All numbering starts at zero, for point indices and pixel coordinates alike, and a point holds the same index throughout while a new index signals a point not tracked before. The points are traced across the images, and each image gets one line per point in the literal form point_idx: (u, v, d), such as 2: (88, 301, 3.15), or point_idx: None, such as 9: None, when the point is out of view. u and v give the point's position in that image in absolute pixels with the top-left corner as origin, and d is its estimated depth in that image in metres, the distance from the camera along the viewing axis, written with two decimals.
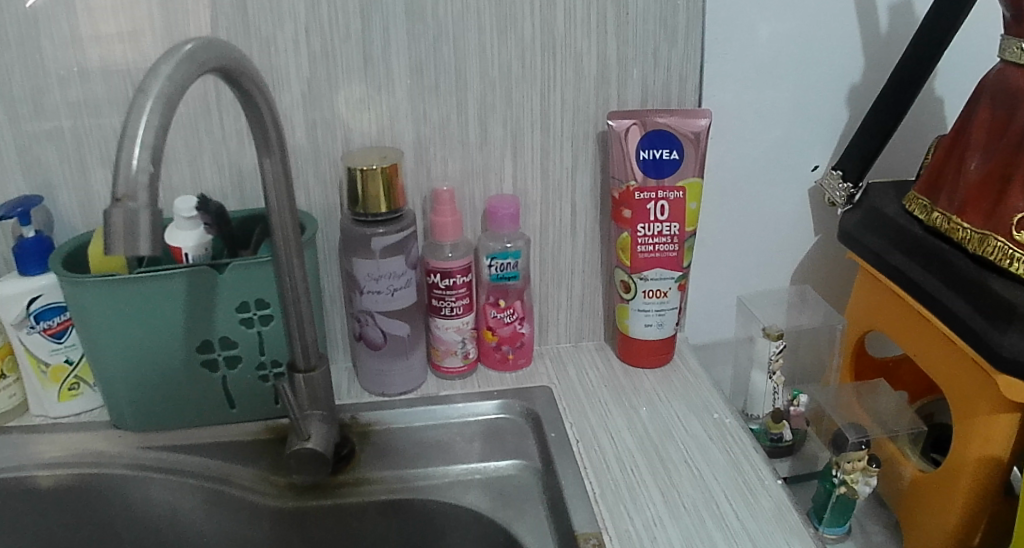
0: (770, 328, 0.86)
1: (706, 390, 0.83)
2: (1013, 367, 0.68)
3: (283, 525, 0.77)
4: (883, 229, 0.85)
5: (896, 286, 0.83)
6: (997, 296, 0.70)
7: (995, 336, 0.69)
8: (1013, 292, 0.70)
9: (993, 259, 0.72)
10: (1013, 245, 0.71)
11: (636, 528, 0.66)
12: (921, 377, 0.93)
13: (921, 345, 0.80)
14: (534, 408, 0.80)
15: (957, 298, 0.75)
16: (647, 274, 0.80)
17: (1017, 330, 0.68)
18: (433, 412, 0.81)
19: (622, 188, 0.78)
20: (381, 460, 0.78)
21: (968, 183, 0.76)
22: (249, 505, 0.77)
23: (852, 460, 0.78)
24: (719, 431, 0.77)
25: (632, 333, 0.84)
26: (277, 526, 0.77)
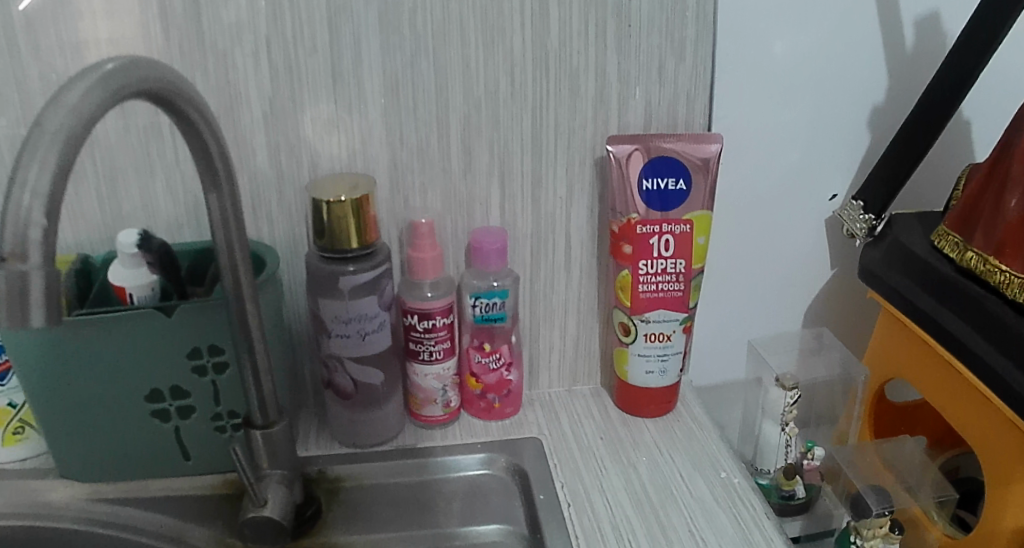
0: (784, 378, 0.77)
1: (715, 445, 0.72)
2: None
3: None
4: (910, 268, 0.77)
5: (921, 332, 0.75)
6: None
7: None
8: None
9: None
10: None
11: None
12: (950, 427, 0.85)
13: (953, 398, 0.72)
14: (522, 465, 0.69)
15: (998, 353, 0.66)
16: (649, 315, 0.71)
17: None
18: (409, 469, 0.70)
19: (622, 221, 0.70)
20: (350, 523, 0.68)
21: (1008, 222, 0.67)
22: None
23: (871, 526, 0.70)
24: (727, 494, 0.67)
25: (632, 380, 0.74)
26: None
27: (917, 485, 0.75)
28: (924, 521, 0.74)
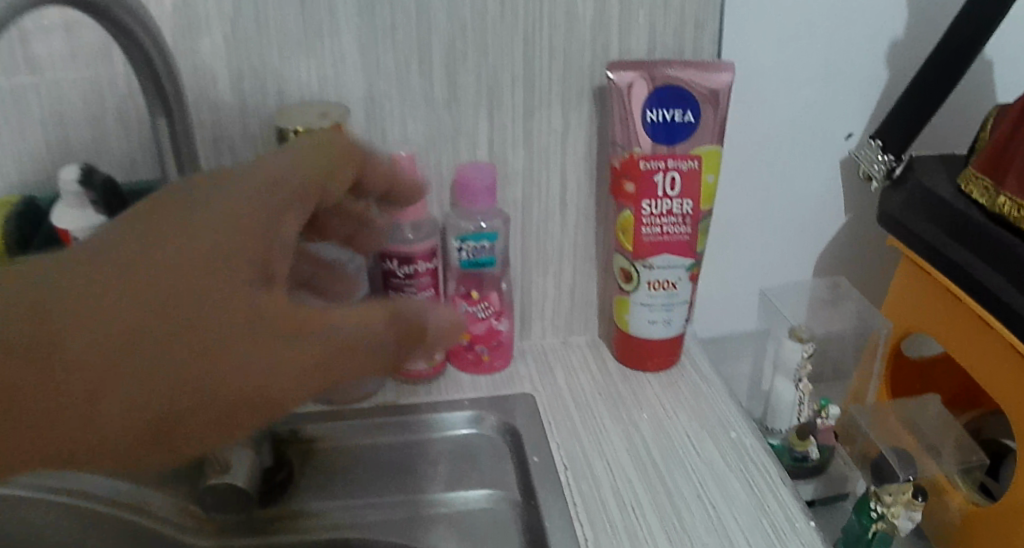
0: (799, 329, 0.70)
1: (724, 402, 0.66)
2: None
3: None
4: (936, 212, 0.68)
5: (947, 281, 0.68)
6: None
7: None
8: None
9: None
10: None
11: None
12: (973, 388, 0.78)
13: (983, 355, 0.65)
14: (512, 423, 0.63)
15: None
16: (654, 261, 0.64)
17: None
18: (389, 427, 0.64)
19: (625, 156, 0.63)
20: (326, 488, 0.62)
21: None
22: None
23: (893, 491, 0.62)
24: (738, 457, 0.61)
25: (632, 330, 0.66)
26: None
27: (938, 451, 0.69)
28: (946, 488, 0.67)
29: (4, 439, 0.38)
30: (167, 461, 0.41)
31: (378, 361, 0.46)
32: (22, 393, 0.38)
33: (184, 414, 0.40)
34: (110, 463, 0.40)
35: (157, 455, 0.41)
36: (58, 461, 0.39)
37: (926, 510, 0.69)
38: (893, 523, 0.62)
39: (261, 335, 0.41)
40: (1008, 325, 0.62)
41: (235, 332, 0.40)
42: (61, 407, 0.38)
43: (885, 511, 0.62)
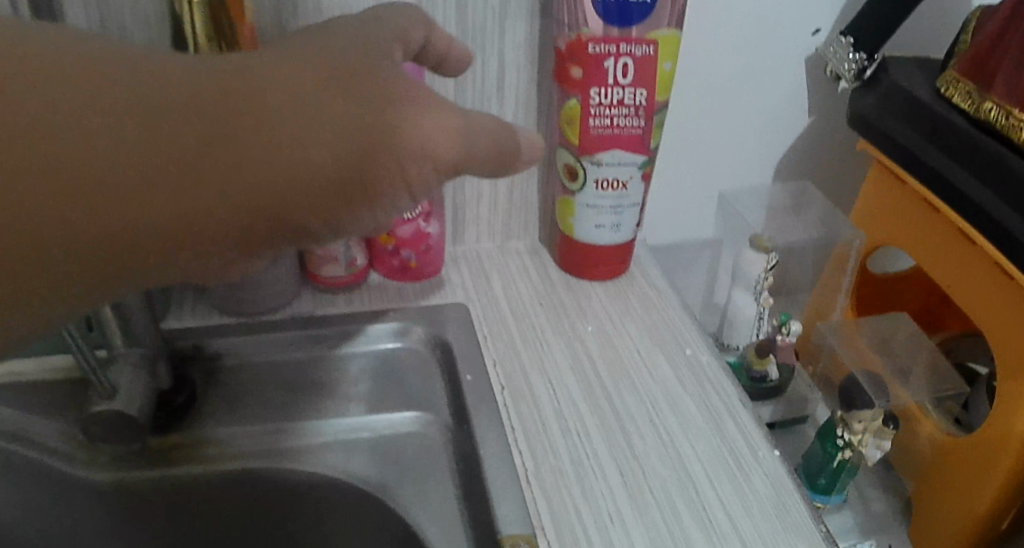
0: (760, 237, 0.62)
1: (677, 313, 0.59)
2: None
3: (107, 510, 0.52)
4: (914, 113, 0.62)
5: (923, 190, 0.62)
6: None
7: None
8: None
9: None
10: None
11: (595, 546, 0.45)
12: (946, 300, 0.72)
13: (959, 271, 0.61)
14: (443, 335, 0.55)
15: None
16: (601, 157, 0.56)
17: None
18: (306, 342, 0.55)
19: (572, 38, 0.53)
20: (233, 413, 0.55)
21: None
22: (61, 482, 0.51)
23: (865, 419, 0.56)
24: (693, 375, 0.55)
25: (577, 234, 0.59)
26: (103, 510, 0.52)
27: (907, 374, 0.63)
28: (916, 415, 0.63)
29: (101, 197, 0.30)
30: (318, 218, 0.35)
31: (504, 162, 0.41)
32: (166, 112, 0.31)
33: (365, 158, 0.35)
34: (268, 218, 0.33)
35: (310, 201, 0.34)
36: (221, 225, 0.32)
37: (894, 439, 0.65)
38: (860, 451, 0.57)
39: (407, 99, 0.37)
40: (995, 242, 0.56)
41: (393, 92, 0.36)
42: (239, 134, 0.32)
43: (852, 439, 0.56)
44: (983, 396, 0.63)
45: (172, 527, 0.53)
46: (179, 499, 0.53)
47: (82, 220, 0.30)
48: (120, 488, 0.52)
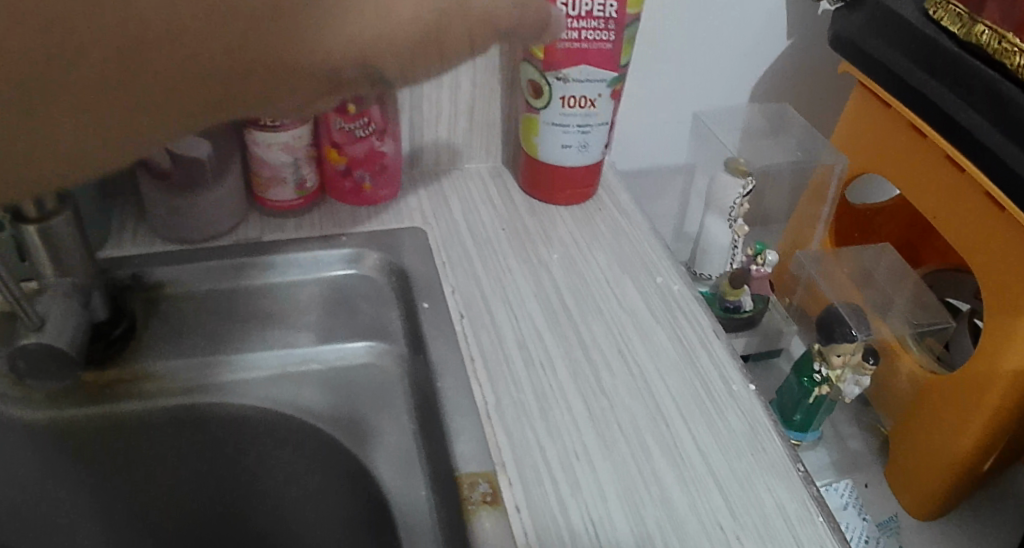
0: (738, 161, 0.59)
1: (646, 240, 0.56)
2: None
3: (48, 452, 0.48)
4: (898, 34, 0.58)
5: (910, 114, 0.59)
6: None
7: None
8: None
9: None
10: None
11: (558, 488, 0.42)
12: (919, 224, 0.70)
13: (946, 202, 0.58)
14: (399, 262, 0.52)
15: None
16: (568, 73, 0.51)
17: None
18: (247, 268, 0.52)
19: None
20: (174, 343, 0.51)
21: None
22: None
23: (844, 353, 0.53)
24: (664, 303, 0.52)
25: (543, 155, 0.55)
26: (44, 455, 0.48)
27: (889, 306, 0.61)
28: (897, 351, 0.60)
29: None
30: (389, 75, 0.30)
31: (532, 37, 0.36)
32: None
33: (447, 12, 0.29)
34: (341, 73, 0.28)
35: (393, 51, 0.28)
36: (291, 64, 0.26)
37: (875, 373, 0.62)
38: (838, 387, 0.54)
39: None
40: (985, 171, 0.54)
41: None
42: None
43: (831, 375, 0.54)
44: (967, 337, 0.61)
45: (114, 471, 0.49)
46: (120, 437, 0.49)
47: (145, 30, 0.23)
48: (56, 427, 0.48)
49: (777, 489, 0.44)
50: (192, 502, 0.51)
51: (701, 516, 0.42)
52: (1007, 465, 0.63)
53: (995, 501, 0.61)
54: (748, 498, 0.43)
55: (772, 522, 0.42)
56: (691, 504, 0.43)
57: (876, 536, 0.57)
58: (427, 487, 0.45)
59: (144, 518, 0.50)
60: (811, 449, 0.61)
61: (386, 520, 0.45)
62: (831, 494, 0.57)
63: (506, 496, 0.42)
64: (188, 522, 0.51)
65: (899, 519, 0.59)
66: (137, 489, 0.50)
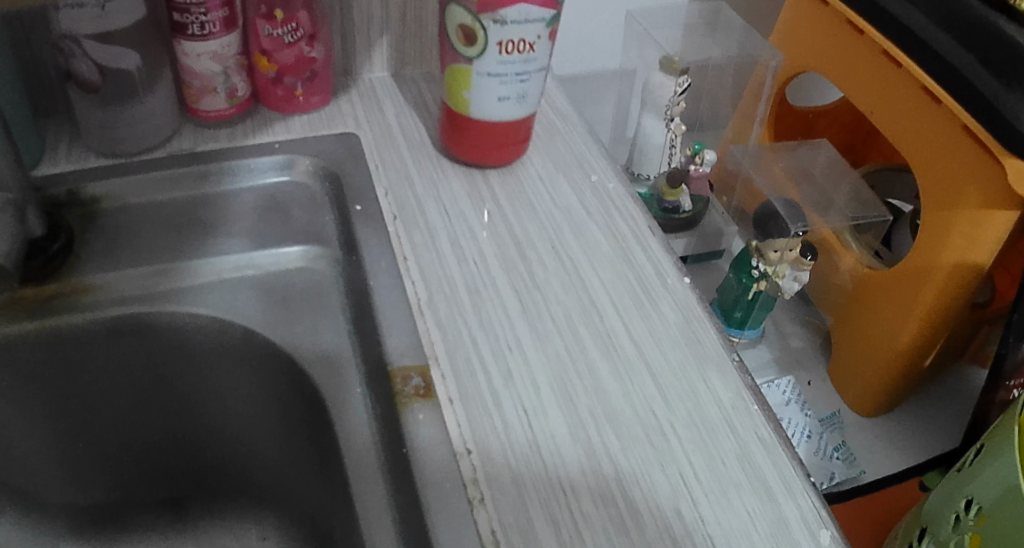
0: (673, 59, 0.62)
1: (581, 140, 0.56)
2: None
3: None
4: None
5: (851, 12, 0.58)
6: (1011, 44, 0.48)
7: (1008, 106, 0.48)
8: None
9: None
10: None
11: (490, 382, 0.42)
12: (857, 128, 0.71)
13: (883, 99, 0.58)
14: (332, 166, 0.53)
15: (976, 63, 0.50)
16: (506, 14, 0.44)
17: None
18: (185, 179, 0.53)
19: None
20: (113, 254, 0.51)
21: None
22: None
23: (780, 248, 0.56)
24: (599, 202, 0.52)
25: (475, 112, 0.49)
26: None
27: (829, 203, 0.62)
28: (836, 248, 0.61)
29: None
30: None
31: None
32: None
33: None
34: None
35: None
36: None
37: (812, 269, 0.63)
38: (776, 283, 0.57)
39: None
40: (924, 63, 0.54)
41: None
42: None
43: (768, 270, 0.56)
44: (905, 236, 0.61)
45: (58, 389, 0.50)
46: (63, 352, 0.49)
47: None
48: None
49: (711, 378, 0.43)
50: (140, 409, 0.53)
51: (635, 403, 0.42)
52: (953, 362, 0.63)
53: (937, 395, 0.62)
54: (681, 385, 0.43)
55: (706, 410, 0.42)
56: (624, 393, 0.42)
57: (819, 431, 0.57)
58: (362, 383, 0.45)
59: (94, 426, 0.53)
60: (753, 348, 0.62)
61: (323, 416, 0.45)
62: (773, 390, 0.58)
63: (439, 388, 0.41)
64: (138, 426, 0.54)
65: (842, 414, 0.60)
66: (79, 414, 0.52)
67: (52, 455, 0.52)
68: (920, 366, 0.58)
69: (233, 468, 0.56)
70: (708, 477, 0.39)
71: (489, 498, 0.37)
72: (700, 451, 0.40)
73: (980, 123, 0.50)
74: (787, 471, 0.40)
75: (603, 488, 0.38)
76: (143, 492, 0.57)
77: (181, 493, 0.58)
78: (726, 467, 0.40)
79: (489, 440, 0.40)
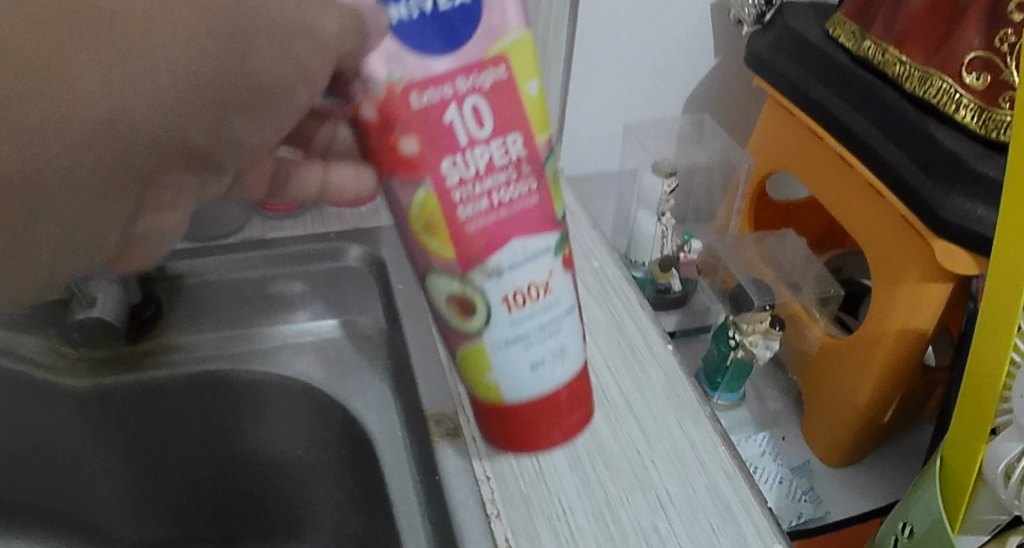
0: (662, 164, 0.74)
1: (587, 232, 0.68)
2: (955, 231, 0.56)
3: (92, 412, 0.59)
4: (802, 54, 0.69)
5: (811, 121, 0.69)
6: (938, 146, 0.57)
7: (934, 194, 0.57)
8: (956, 141, 0.57)
9: (935, 102, 0.59)
10: (959, 87, 0.58)
11: None
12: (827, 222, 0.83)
13: (840, 194, 0.68)
14: (377, 252, 0.64)
15: (909, 161, 0.59)
16: (499, 263, 0.38)
17: (963, 188, 0.55)
18: (252, 261, 0.63)
19: (375, 102, 0.35)
20: (194, 322, 0.62)
21: (912, 11, 0.62)
22: (37, 391, 0.57)
23: (750, 321, 0.66)
24: (598, 283, 0.63)
25: (511, 390, 0.42)
26: (88, 415, 0.59)
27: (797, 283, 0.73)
28: (804, 320, 0.71)
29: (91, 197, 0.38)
30: (207, 139, 0.39)
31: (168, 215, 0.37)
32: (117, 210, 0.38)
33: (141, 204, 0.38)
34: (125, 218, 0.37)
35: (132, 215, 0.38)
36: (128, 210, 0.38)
37: (785, 339, 0.73)
38: (750, 351, 0.65)
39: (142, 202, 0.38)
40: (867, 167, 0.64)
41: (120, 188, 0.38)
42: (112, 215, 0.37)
43: (743, 340, 0.66)
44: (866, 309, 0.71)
45: (143, 429, 0.61)
46: (150, 400, 0.60)
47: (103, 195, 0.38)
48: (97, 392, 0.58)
49: (687, 425, 0.53)
50: (209, 455, 0.63)
51: (622, 443, 0.51)
52: (918, 416, 0.72)
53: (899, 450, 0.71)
54: (662, 431, 0.52)
55: (681, 450, 0.51)
56: (614, 435, 0.52)
57: (791, 478, 0.65)
58: (402, 427, 0.55)
59: (168, 466, 0.63)
60: (735, 410, 0.71)
61: (372, 456, 0.55)
62: (749, 443, 0.67)
63: (465, 428, 0.51)
64: (206, 470, 0.63)
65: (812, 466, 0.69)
66: (159, 453, 0.62)
67: (135, 486, 0.63)
68: (879, 422, 0.67)
69: (280, 513, 0.65)
70: (681, 501, 0.48)
71: (503, 513, 0.47)
72: (676, 481, 0.49)
73: (910, 212, 0.60)
74: (748, 498, 0.49)
75: (595, 508, 0.47)
76: (199, 532, 0.66)
77: (228, 532, 0.66)
78: (696, 494, 0.49)
79: (505, 469, 0.49)
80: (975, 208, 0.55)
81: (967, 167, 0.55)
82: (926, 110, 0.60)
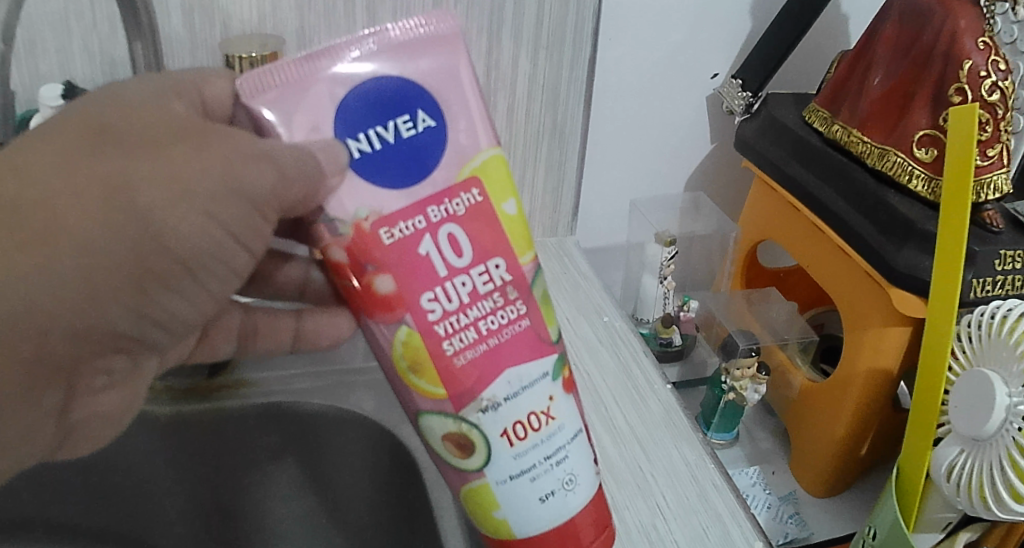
0: (663, 234, 0.85)
1: (598, 293, 0.79)
2: (910, 281, 0.67)
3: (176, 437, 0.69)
4: (781, 138, 0.81)
5: (790, 195, 0.81)
6: (894, 211, 0.69)
7: (891, 251, 0.68)
8: (909, 208, 0.68)
9: (891, 174, 0.70)
10: (913, 162, 0.69)
11: None
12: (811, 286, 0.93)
13: (816, 256, 0.79)
14: None
15: (870, 225, 0.71)
16: (493, 395, 0.45)
17: (915, 244, 0.67)
18: None
19: (353, 242, 0.44)
20: (261, 365, 0.73)
21: (870, 100, 0.73)
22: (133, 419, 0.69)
23: (742, 367, 0.75)
24: (609, 335, 0.74)
25: (521, 526, 0.46)
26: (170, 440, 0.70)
27: (783, 335, 0.83)
28: (789, 368, 0.81)
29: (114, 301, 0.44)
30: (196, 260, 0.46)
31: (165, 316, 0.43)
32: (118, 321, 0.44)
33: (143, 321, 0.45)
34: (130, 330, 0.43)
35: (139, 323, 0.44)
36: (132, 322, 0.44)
37: (773, 385, 0.83)
38: (742, 394, 0.75)
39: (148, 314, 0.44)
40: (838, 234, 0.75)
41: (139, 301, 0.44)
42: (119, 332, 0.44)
43: (735, 384, 0.75)
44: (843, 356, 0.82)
45: (215, 453, 0.71)
46: (222, 427, 0.70)
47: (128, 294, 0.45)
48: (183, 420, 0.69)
49: (683, 448, 0.62)
50: (271, 479, 0.73)
51: (627, 461, 0.61)
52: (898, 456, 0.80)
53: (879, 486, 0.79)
54: (661, 452, 0.62)
55: (678, 468, 0.61)
56: (620, 454, 0.61)
57: (777, 505, 0.74)
58: None
59: (236, 487, 0.72)
60: (728, 449, 0.80)
61: (414, 473, 0.65)
62: (742, 476, 0.76)
63: None
64: (268, 493, 0.73)
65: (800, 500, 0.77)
66: (227, 472, 0.72)
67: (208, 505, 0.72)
68: (856, 454, 0.76)
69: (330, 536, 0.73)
70: (677, 506, 0.57)
71: None
72: (673, 491, 0.59)
73: (873, 269, 0.71)
74: (734, 506, 0.58)
75: None
76: None
77: None
78: (690, 500, 0.58)
79: None
80: (924, 260, 0.66)
81: (919, 228, 0.66)
82: (885, 182, 0.71)
